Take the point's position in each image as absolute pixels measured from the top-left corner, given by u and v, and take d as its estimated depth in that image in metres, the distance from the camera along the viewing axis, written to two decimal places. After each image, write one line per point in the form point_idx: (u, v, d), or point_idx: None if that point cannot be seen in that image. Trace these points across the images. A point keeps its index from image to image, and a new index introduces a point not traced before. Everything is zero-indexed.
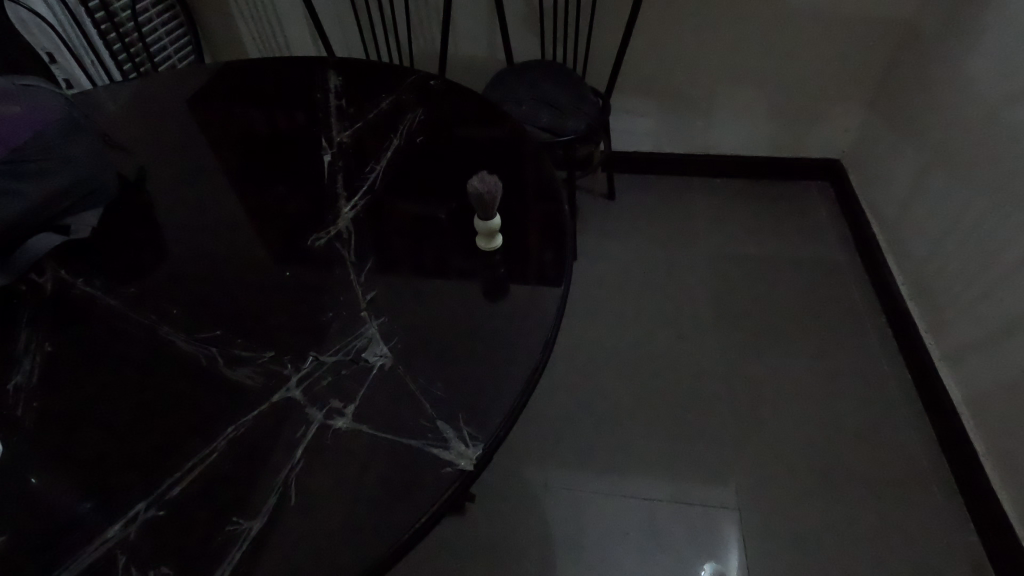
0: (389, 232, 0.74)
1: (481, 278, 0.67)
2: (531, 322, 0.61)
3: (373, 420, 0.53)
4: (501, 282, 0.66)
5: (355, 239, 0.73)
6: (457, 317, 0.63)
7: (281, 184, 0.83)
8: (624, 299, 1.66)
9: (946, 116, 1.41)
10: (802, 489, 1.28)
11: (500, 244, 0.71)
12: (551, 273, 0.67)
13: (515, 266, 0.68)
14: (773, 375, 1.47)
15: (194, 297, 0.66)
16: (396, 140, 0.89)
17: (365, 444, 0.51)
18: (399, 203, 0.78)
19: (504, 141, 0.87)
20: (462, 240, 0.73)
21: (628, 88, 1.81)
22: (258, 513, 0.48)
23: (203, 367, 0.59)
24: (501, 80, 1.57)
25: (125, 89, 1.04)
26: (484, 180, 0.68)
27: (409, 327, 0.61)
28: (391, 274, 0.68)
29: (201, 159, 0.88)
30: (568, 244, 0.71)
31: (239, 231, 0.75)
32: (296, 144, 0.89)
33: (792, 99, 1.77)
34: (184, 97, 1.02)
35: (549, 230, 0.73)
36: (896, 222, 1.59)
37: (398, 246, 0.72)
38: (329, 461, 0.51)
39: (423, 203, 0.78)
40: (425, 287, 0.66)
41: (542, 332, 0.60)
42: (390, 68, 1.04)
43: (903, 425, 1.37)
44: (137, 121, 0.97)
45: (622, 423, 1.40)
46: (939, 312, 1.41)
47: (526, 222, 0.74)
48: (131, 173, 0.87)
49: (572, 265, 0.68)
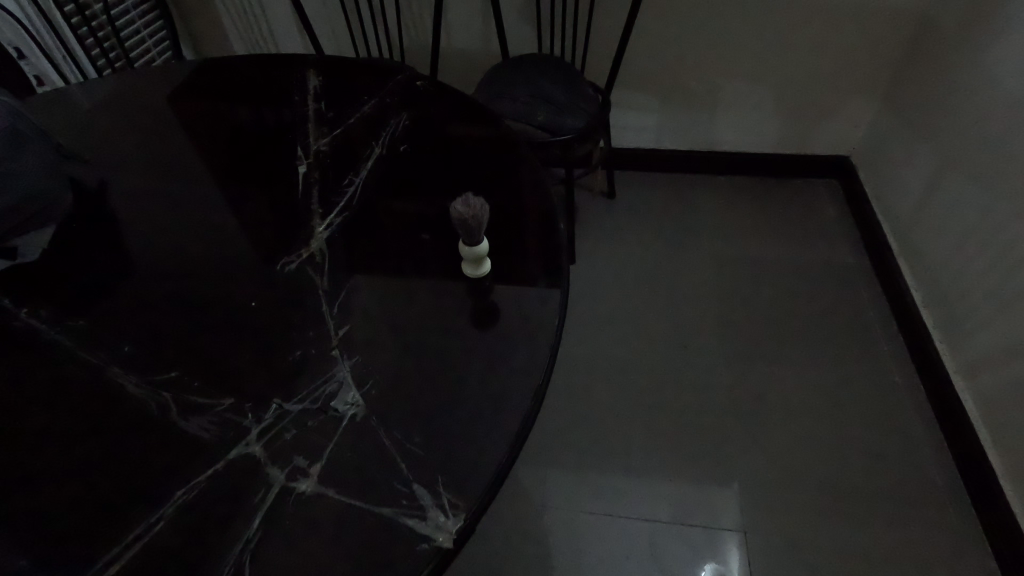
0: (367, 254, 0.67)
1: (467, 310, 0.61)
2: (521, 364, 0.55)
3: (343, 482, 0.47)
4: (489, 314, 0.60)
5: (330, 262, 0.66)
6: (439, 356, 0.56)
7: (251, 197, 0.76)
8: (625, 304, 1.59)
9: (964, 114, 1.34)
10: (810, 508, 1.22)
11: (488, 270, 0.64)
12: (545, 304, 0.61)
13: (505, 296, 0.62)
14: (779, 385, 1.41)
15: (148, 332, 0.60)
16: (378, 149, 0.82)
17: (332, 511, 0.45)
18: (380, 221, 0.72)
19: (494, 148, 0.80)
20: (448, 264, 0.66)
21: (629, 83, 1.73)
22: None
23: (154, 416, 0.52)
24: (496, 75, 1.50)
25: (88, 90, 0.96)
26: (468, 203, 0.59)
27: (387, 367, 0.55)
28: (368, 305, 0.61)
29: (167, 170, 0.81)
30: (563, 267, 0.64)
31: (203, 251, 0.68)
32: (271, 153, 0.82)
33: (801, 93, 1.69)
34: (151, 100, 0.95)
35: (543, 251, 0.66)
36: (909, 224, 1.53)
37: (376, 271, 0.65)
38: (290, 534, 0.45)
39: (406, 221, 0.71)
40: (405, 320, 0.60)
41: (533, 376, 0.54)
42: (373, 68, 0.97)
43: (916, 440, 1.31)
44: (100, 126, 0.90)
45: (622, 436, 1.34)
46: (954, 321, 1.34)
47: (519, 242, 0.67)
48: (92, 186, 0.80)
49: (567, 292, 0.62)
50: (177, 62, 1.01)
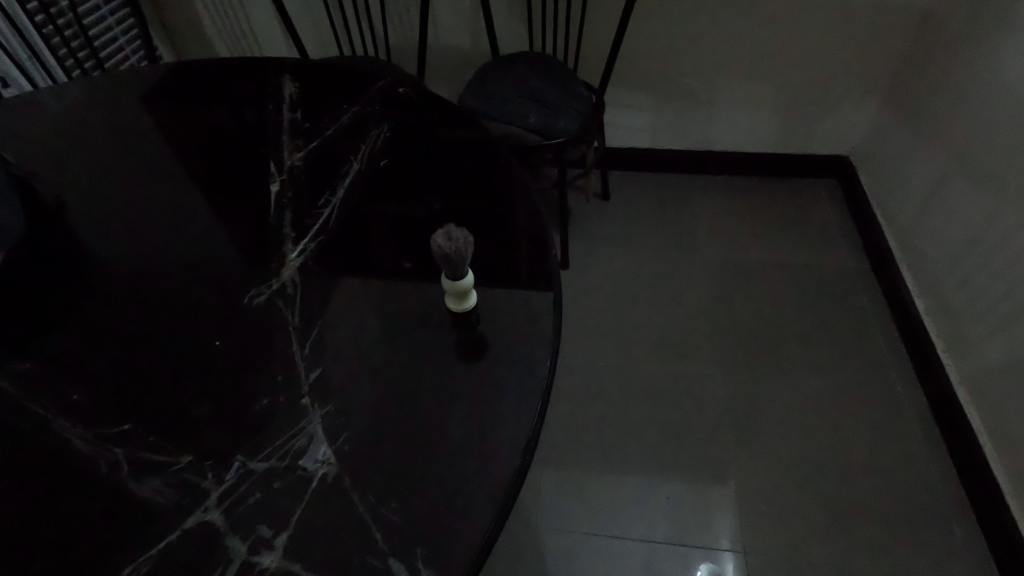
0: (342, 285, 0.62)
1: (451, 349, 0.56)
2: (508, 415, 0.50)
3: (310, 556, 0.42)
4: (474, 355, 0.55)
5: (302, 294, 0.61)
6: (420, 403, 0.51)
7: (219, 220, 0.70)
8: (620, 311, 1.55)
9: (969, 115, 1.29)
10: (811, 525, 1.19)
11: (473, 304, 0.58)
12: (535, 343, 0.56)
13: (492, 333, 0.57)
14: (778, 396, 1.38)
15: (101, 376, 0.54)
16: (357, 164, 0.77)
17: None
18: (357, 246, 0.67)
19: (482, 165, 0.76)
20: (429, 296, 0.61)
21: (624, 81, 1.68)
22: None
23: (103, 477, 0.47)
24: (486, 74, 1.44)
25: (53, 104, 0.91)
26: (450, 236, 0.54)
27: (362, 418, 0.50)
28: (342, 343, 0.56)
29: (135, 189, 0.76)
30: (554, 300, 0.59)
31: (164, 281, 0.63)
32: (243, 170, 0.77)
33: (799, 92, 1.64)
34: (119, 114, 0.89)
35: (533, 282, 0.62)
36: (911, 228, 1.48)
37: (353, 304, 0.60)
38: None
39: (386, 247, 0.66)
40: (383, 360, 0.55)
41: (521, 429, 0.49)
42: (354, 74, 0.92)
43: (918, 452, 1.27)
44: (62, 143, 0.85)
45: (618, 450, 1.30)
46: (957, 330, 1.31)
47: (507, 272, 0.63)
48: (51, 208, 0.75)
49: (558, 330, 0.57)
50: (149, 74, 0.96)
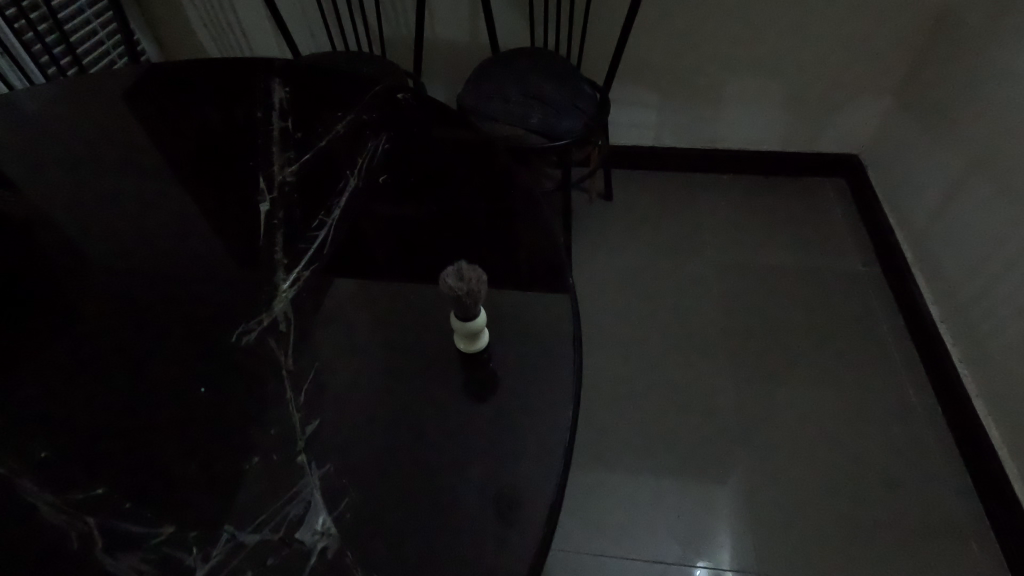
0: (341, 321, 0.58)
1: (461, 399, 0.52)
2: (527, 480, 0.47)
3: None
4: (487, 405, 0.52)
5: (298, 332, 0.57)
6: (429, 464, 0.48)
7: (205, 244, 0.66)
8: (625, 317, 1.51)
9: (991, 114, 1.24)
10: (827, 543, 1.15)
11: (484, 344, 0.55)
12: (554, 393, 0.52)
13: (505, 381, 0.53)
14: (789, 406, 1.33)
15: (76, 427, 0.50)
16: (354, 180, 0.73)
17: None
18: (355, 275, 0.63)
19: (488, 188, 0.73)
20: (435, 338, 0.57)
21: (629, 78, 1.62)
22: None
23: (75, 550, 0.44)
24: (486, 71, 1.38)
25: (25, 112, 0.85)
26: (461, 273, 0.49)
27: (369, 484, 0.47)
28: (342, 391, 0.53)
29: (113, 207, 0.71)
30: (572, 346, 0.56)
31: (142, 316, 0.59)
32: (229, 188, 0.72)
33: (810, 89, 1.59)
34: (96, 124, 0.83)
35: (549, 324, 0.58)
36: (926, 231, 1.44)
37: (352, 345, 0.56)
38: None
39: (386, 278, 0.63)
40: (389, 413, 0.51)
41: (543, 497, 0.46)
42: (347, 77, 0.88)
43: (933, 466, 1.23)
44: (33, 155, 0.79)
45: (626, 465, 1.26)
46: (976, 339, 1.26)
47: (521, 313, 0.59)
48: (22, 229, 0.70)
49: (579, 379, 0.53)
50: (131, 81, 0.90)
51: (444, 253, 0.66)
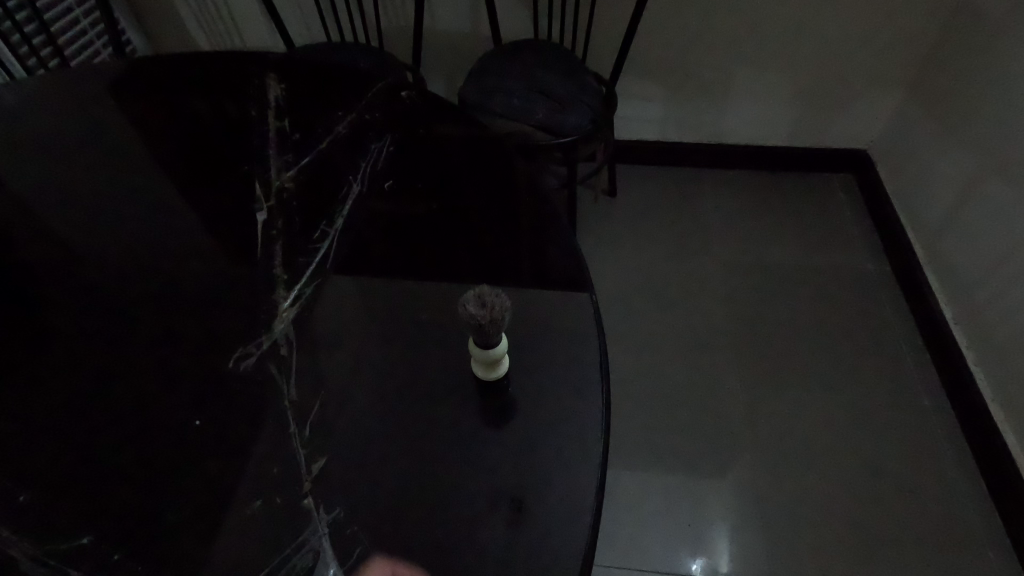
0: (347, 347, 0.55)
1: (484, 439, 0.49)
2: (557, 530, 0.44)
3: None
4: (515, 447, 0.49)
5: (302, 359, 0.54)
6: (453, 513, 0.45)
7: (199, 259, 0.62)
8: (632, 318, 1.47)
9: (1009, 109, 1.20)
10: (842, 552, 1.11)
11: (503, 372, 0.52)
12: (582, 434, 0.49)
13: (530, 417, 0.51)
14: (801, 409, 1.30)
15: (65, 467, 0.48)
16: (357, 185, 0.70)
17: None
18: (360, 295, 0.59)
19: (501, 197, 0.69)
20: (449, 366, 0.54)
21: (634, 71, 1.57)
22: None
23: None
24: (488, 64, 1.32)
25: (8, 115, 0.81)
26: (483, 299, 0.48)
27: (389, 534, 0.44)
28: (354, 425, 0.50)
29: (100, 218, 0.68)
30: (599, 378, 0.53)
31: (131, 340, 0.55)
32: (225, 196, 0.69)
33: (820, 82, 1.55)
34: (82, 128, 0.79)
35: (574, 356, 0.55)
36: (940, 228, 1.40)
37: (360, 372, 0.53)
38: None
39: (396, 298, 0.59)
40: (406, 453, 0.48)
41: (573, 552, 0.43)
42: (349, 77, 0.85)
43: (948, 470, 1.20)
44: (18, 164, 0.75)
45: (634, 472, 1.22)
46: (991, 341, 1.23)
47: (544, 342, 0.57)
48: (7, 243, 0.67)
49: (608, 419, 0.50)
50: (120, 82, 0.86)
51: (456, 271, 0.62)
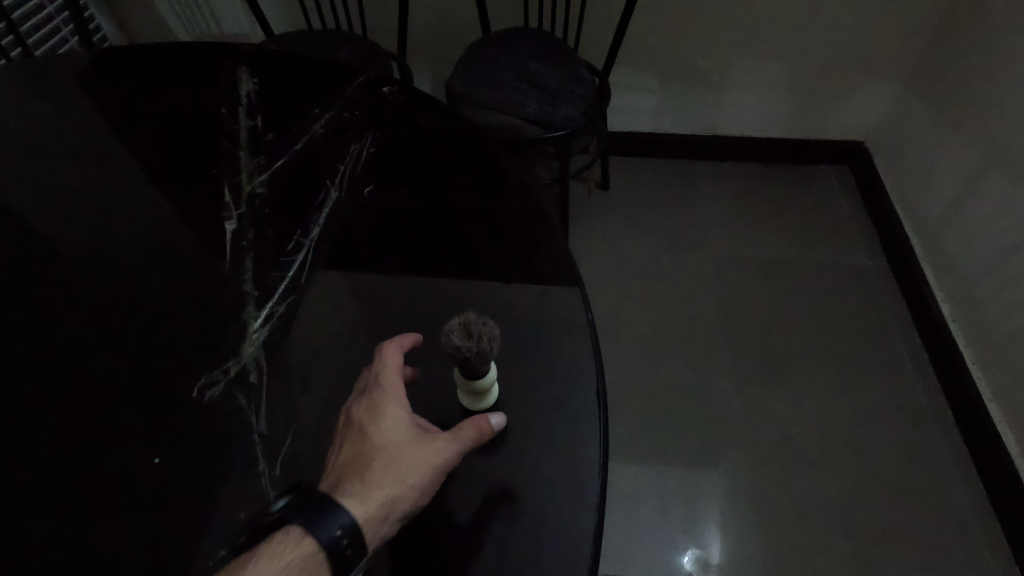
0: (326, 378, 0.53)
1: (471, 476, 0.48)
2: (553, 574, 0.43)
3: (398, 415, 0.48)
4: (508, 487, 0.47)
5: (276, 390, 0.52)
6: (438, 564, 0.44)
7: (163, 277, 0.59)
8: (624, 314, 1.43)
9: (1011, 98, 1.16)
10: (836, 555, 1.08)
11: (492, 402, 0.51)
12: (578, 469, 0.48)
13: (522, 451, 0.49)
14: (796, 408, 1.26)
15: (16, 508, 0.46)
16: (334, 192, 0.68)
17: (402, 443, 0.46)
18: (340, 318, 0.58)
19: (491, 208, 0.66)
20: (432, 401, 0.52)
21: (627, 61, 1.52)
22: (326, 556, 0.39)
23: None
24: (475, 54, 1.27)
25: None
26: (469, 329, 0.49)
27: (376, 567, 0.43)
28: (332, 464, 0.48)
29: (60, 231, 0.64)
30: (597, 407, 0.51)
31: (89, 371, 0.53)
32: (192, 206, 0.66)
33: (817, 71, 1.50)
34: (40, 129, 0.75)
35: (571, 383, 0.53)
36: (939, 221, 1.37)
37: (335, 404, 0.51)
38: (372, 475, 0.44)
39: (377, 323, 0.57)
40: None
41: None
42: (327, 69, 0.81)
43: (945, 468, 1.17)
44: None
45: (624, 472, 1.19)
46: (990, 337, 1.19)
47: (537, 367, 0.54)
48: None
49: (607, 455, 0.49)
50: (83, 78, 0.81)
51: (440, 291, 0.60)
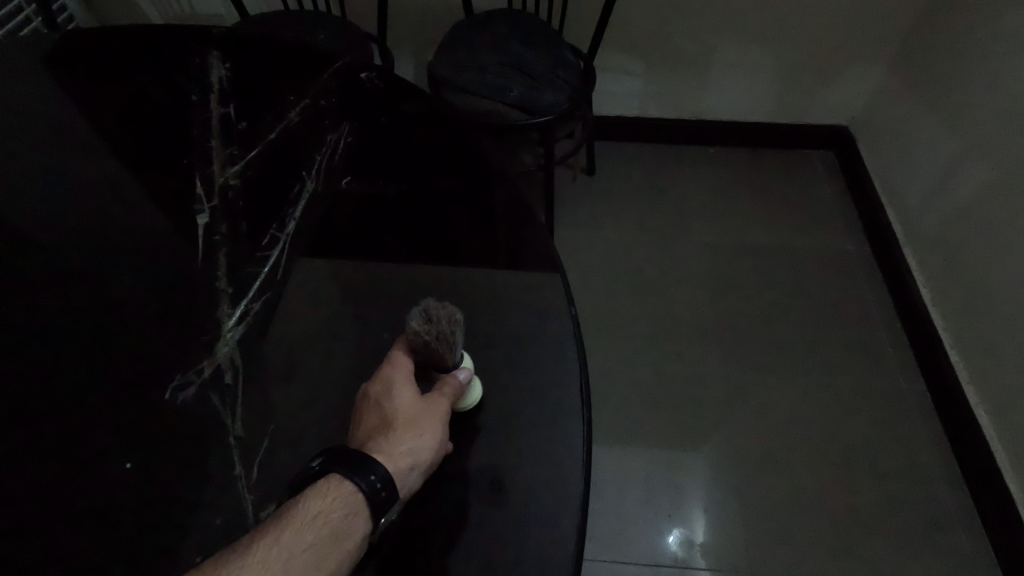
0: (303, 378, 0.51)
1: (452, 477, 0.47)
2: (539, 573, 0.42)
3: (404, 379, 0.47)
4: (490, 487, 0.46)
5: (253, 391, 0.51)
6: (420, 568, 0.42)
7: (133, 274, 0.57)
8: (609, 300, 1.43)
9: (994, 86, 1.16)
10: (815, 534, 1.10)
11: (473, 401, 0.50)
12: (562, 467, 0.47)
13: (504, 449, 0.48)
14: (778, 390, 1.28)
15: None
16: (310, 183, 0.66)
17: (412, 403, 0.46)
18: (317, 315, 0.56)
19: (471, 199, 0.65)
20: None
21: (613, 44, 1.50)
22: (363, 499, 0.41)
23: None
24: (458, 37, 1.24)
25: None
26: (428, 314, 0.48)
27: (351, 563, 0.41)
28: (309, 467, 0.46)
29: (23, 225, 0.61)
30: (581, 405, 0.50)
31: (59, 371, 0.51)
32: (162, 199, 0.63)
33: (803, 55, 1.49)
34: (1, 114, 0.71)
35: (554, 379, 0.52)
36: (921, 207, 1.38)
37: (312, 405, 0.50)
38: (393, 433, 0.45)
39: (356, 319, 0.56)
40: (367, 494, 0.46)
41: None
42: (303, 55, 0.79)
43: (923, 449, 1.19)
44: None
45: (608, 455, 1.19)
46: (968, 322, 1.21)
47: (517, 363, 0.53)
48: None
49: (590, 455, 0.48)
50: (45, 62, 0.77)
51: (420, 285, 0.58)
